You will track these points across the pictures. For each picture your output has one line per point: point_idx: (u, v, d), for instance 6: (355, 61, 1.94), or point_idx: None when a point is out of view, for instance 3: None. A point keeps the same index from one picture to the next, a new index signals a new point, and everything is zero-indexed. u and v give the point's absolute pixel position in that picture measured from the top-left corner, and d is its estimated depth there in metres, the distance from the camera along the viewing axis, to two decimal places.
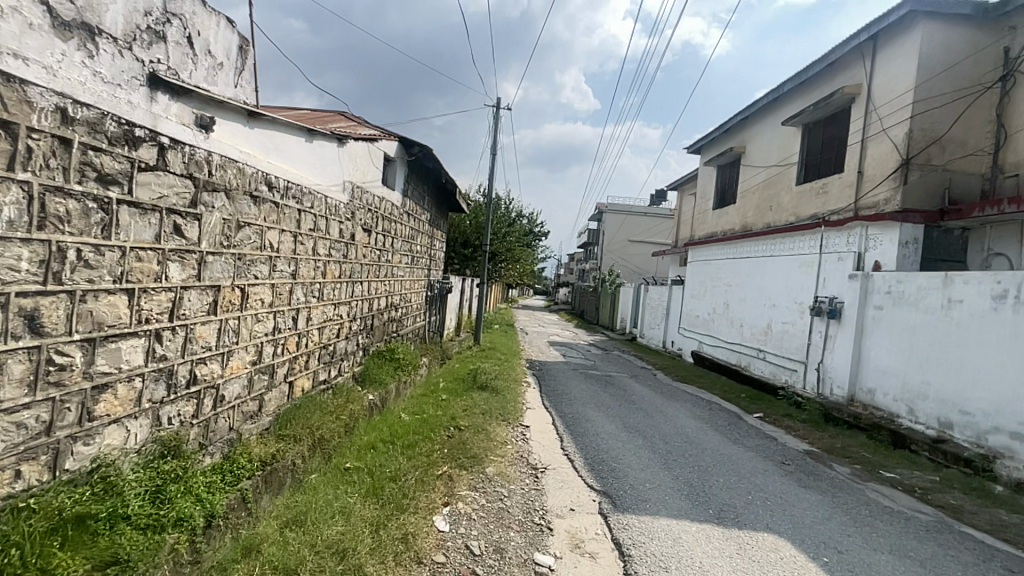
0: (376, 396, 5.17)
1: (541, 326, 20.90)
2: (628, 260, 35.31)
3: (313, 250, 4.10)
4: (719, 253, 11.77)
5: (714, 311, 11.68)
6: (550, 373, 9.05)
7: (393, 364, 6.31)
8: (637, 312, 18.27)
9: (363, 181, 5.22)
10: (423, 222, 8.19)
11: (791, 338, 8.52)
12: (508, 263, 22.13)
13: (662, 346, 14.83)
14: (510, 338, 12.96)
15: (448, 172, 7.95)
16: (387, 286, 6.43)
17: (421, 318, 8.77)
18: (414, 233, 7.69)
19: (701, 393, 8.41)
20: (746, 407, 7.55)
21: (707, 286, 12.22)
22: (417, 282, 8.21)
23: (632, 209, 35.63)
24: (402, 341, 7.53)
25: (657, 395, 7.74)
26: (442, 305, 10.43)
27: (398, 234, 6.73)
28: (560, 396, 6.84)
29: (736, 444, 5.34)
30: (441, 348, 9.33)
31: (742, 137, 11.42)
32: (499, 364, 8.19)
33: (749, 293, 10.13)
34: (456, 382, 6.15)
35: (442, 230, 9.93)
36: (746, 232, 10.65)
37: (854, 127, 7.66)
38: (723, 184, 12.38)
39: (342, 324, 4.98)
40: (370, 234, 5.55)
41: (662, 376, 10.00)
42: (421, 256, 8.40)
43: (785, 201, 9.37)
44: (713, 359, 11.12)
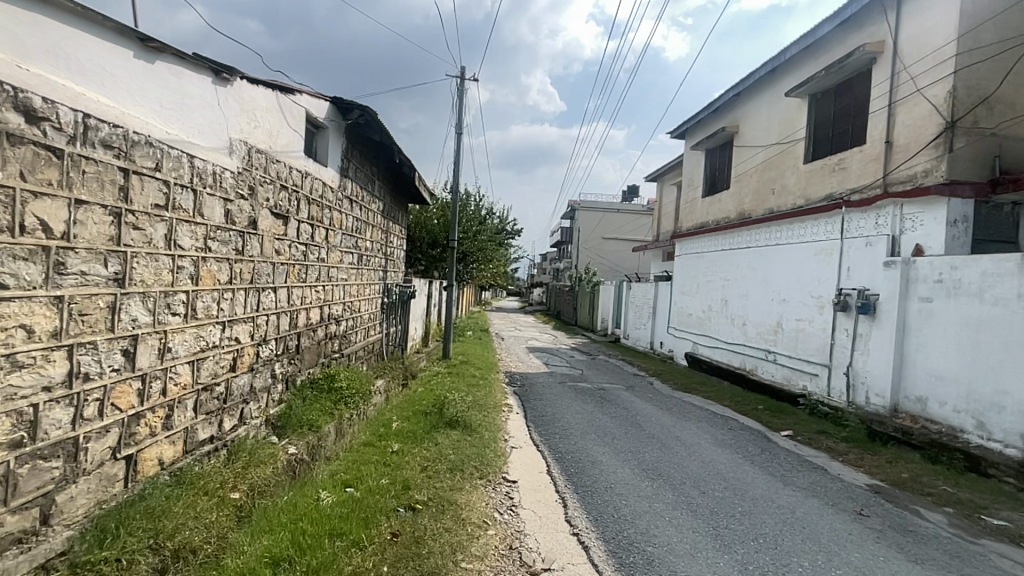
0: (298, 451, 3.63)
1: (518, 330, 19.53)
2: (604, 258, 34.35)
3: (165, 240, 2.55)
4: (713, 244, 10.65)
5: (710, 309, 10.54)
6: (534, 389, 7.62)
7: (331, 396, 4.76)
8: (620, 312, 17.09)
9: (272, 145, 3.67)
10: (374, 213, 6.64)
11: (809, 338, 7.41)
12: (480, 264, 20.69)
13: (650, 348, 13.67)
14: (485, 347, 11.50)
15: (402, 149, 6.40)
16: (322, 293, 4.89)
17: (377, 331, 7.22)
18: (361, 226, 6.14)
19: (712, 407, 7.17)
20: (769, 422, 6.37)
21: (700, 281, 11.09)
22: (368, 288, 6.66)
23: (607, 206, 34.71)
24: (350, 363, 5.97)
25: (666, 414, 6.44)
26: (404, 314, 8.88)
27: (336, 226, 5.19)
28: (553, 425, 5.40)
29: (790, 487, 4.04)
30: (403, 366, 7.77)
31: (733, 115, 10.36)
32: (473, 384, 6.71)
33: (753, 288, 9.00)
34: (417, 418, 4.63)
35: (400, 224, 8.39)
36: (745, 219, 9.54)
37: (878, 91, 6.61)
38: (712, 168, 11.31)
39: (242, 352, 3.42)
40: (288, 221, 4.01)
41: (660, 386, 8.76)
42: (373, 255, 6.85)
43: (791, 182, 8.29)
44: (712, 363, 9.99)
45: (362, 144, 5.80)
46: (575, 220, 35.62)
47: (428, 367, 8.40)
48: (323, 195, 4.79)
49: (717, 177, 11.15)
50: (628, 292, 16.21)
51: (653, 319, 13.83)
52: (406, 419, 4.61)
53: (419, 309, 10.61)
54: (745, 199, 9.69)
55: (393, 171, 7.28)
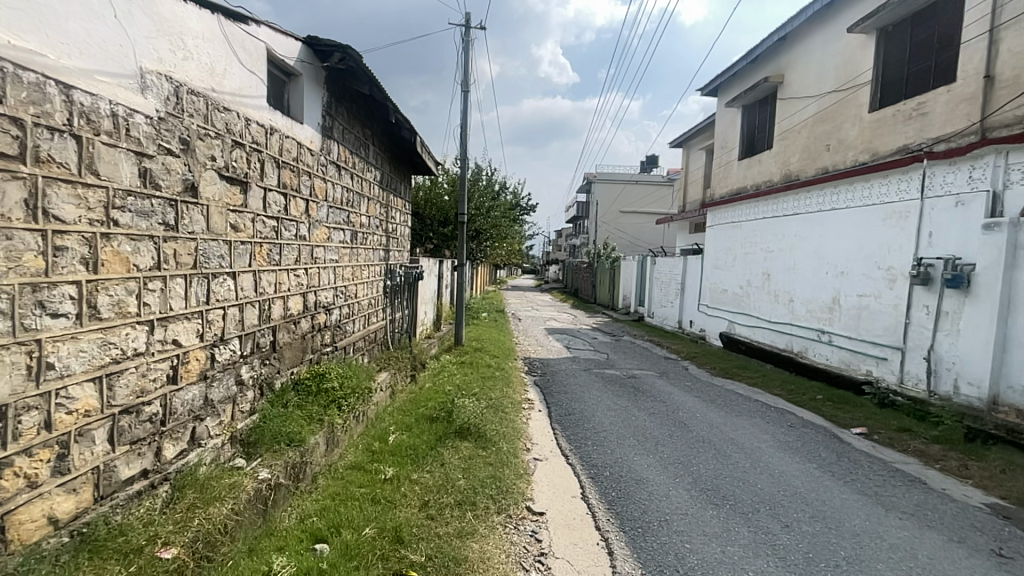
0: (269, 478, 2.89)
1: (535, 310, 18.76)
2: (622, 232, 33.05)
3: (25, 209, 1.74)
4: (752, 212, 9.53)
5: (748, 284, 9.53)
6: (557, 379, 6.81)
7: (319, 400, 4.01)
8: (643, 289, 16.09)
9: (215, 86, 2.80)
10: (369, 183, 5.77)
11: (876, 317, 6.40)
12: (494, 241, 19.78)
13: (678, 327, 12.73)
14: (502, 331, 10.74)
15: (398, 107, 5.49)
16: (304, 278, 4.08)
17: (379, 318, 6.46)
18: (353, 199, 5.29)
19: (759, 397, 6.28)
20: (833, 416, 5.46)
21: (737, 253, 10.03)
22: (367, 270, 5.86)
23: (625, 177, 33.22)
24: (347, 356, 5.21)
25: (710, 407, 5.58)
26: (411, 298, 8.10)
27: (318, 197, 4.34)
28: (583, 427, 4.59)
29: (893, 513, 3.16)
30: (411, 356, 7.03)
31: (778, 63, 9.08)
32: (488, 376, 5.93)
33: (802, 260, 7.95)
34: (420, 425, 3.86)
35: (402, 197, 7.53)
36: (791, 182, 8.40)
37: (976, 14, 5.38)
38: (751, 127, 10.09)
39: (189, 359, 2.65)
40: (248, 188, 3.16)
41: (696, 371, 7.86)
42: (371, 232, 6.03)
43: (852, 136, 7.13)
44: (752, 344, 9.03)
45: (348, 99, 4.90)
46: (592, 193, 34.26)
47: (439, 356, 7.66)
48: (299, 158, 3.92)
49: (757, 136, 9.93)
50: (652, 268, 15.17)
51: (681, 296, 12.83)
52: (408, 427, 3.84)
53: (428, 291, 9.83)
54: (792, 159, 8.53)
55: (390, 135, 6.39)
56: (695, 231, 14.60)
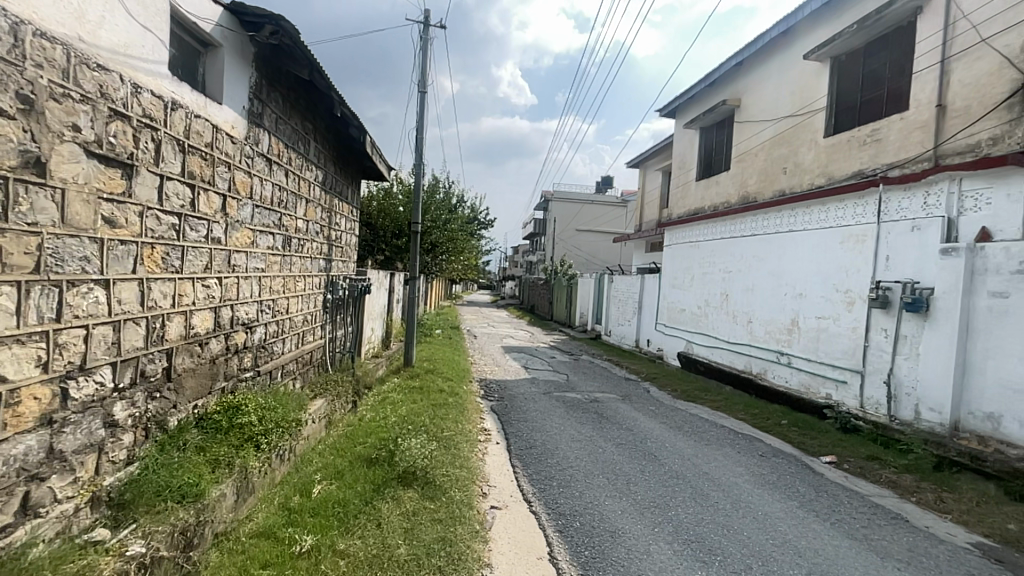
0: (140, 555, 2.16)
1: (491, 327, 18.25)
2: (578, 250, 33.35)
3: None
4: (710, 232, 9.56)
5: (707, 304, 9.48)
6: (515, 403, 6.27)
7: (228, 440, 3.27)
8: (600, 306, 15.97)
9: (85, 35, 2.13)
10: (308, 183, 5.09)
11: (835, 339, 6.38)
12: (450, 255, 19.17)
13: (636, 346, 12.59)
14: (457, 350, 10.13)
15: (344, 99, 4.89)
16: (216, 289, 3.36)
17: (317, 336, 5.71)
18: (288, 200, 4.60)
19: (724, 422, 6.04)
20: (800, 443, 5.27)
21: (695, 273, 10.00)
22: (303, 282, 5.14)
23: (582, 197, 33.70)
24: (273, 382, 4.46)
25: (678, 436, 5.23)
26: (357, 313, 7.37)
27: (240, 193, 3.64)
28: (546, 463, 4.07)
29: (890, 562, 2.85)
30: (354, 378, 6.30)
31: (735, 87, 9.25)
32: (440, 402, 5.31)
33: (760, 281, 7.94)
34: (355, 469, 3.21)
35: (349, 202, 6.85)
36: (749, 203, 8.46)
37: (928, 45, 5.53)
38: (709, 148, 10.21)
39: (18, 399, 1.91)
40: (134, 173, 2.47)
41: (658, 394, 7.60)
42: (310, 238, 5.32)
43: (808, 159, 7.22)
44: (711, 365, 8.92)
45: (284, 85, 4.26)
46: (549, 211, 34.47)
47: (386, 378, 6.95)
48: (215, 145, 3.24)
49: (714, 158, 10.04)
50: (609, 286, 15.09)
51: (639, 315, 12.74)
52: (339, 472, 3.17)
53: (377, 306, 9.08)
54: (750, 182, 8.60)
55: (335, 133, 5.75)
56: (652, 250, 14.69)
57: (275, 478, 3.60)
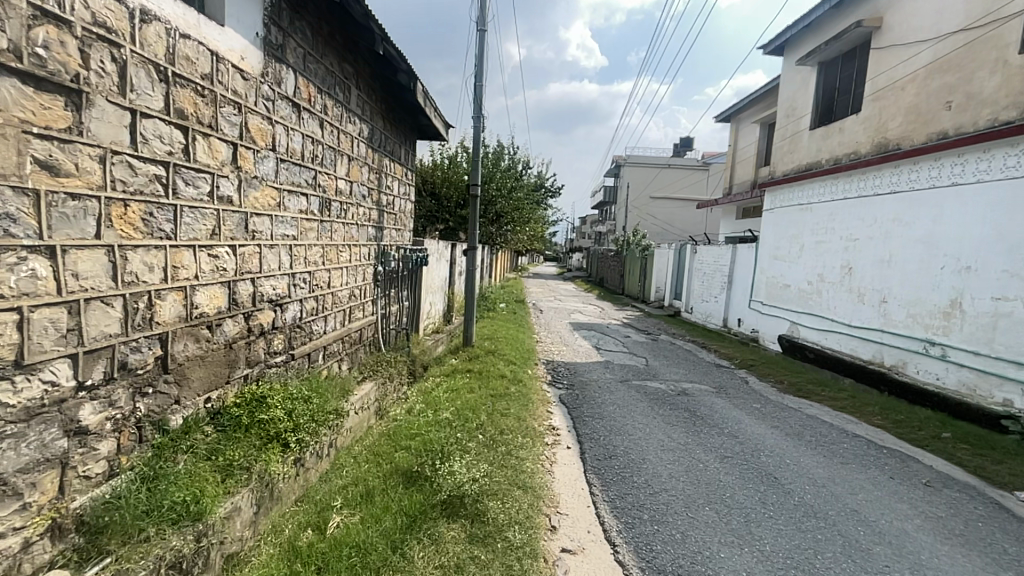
0: None
1: (557, 301, 17.40)
2: (652, 219, 31.11)
3: None
4: (829, 192, 7.82)
5: (820, 280, 7.88)
6: (588, 394, 5.42)
7: (249, 441, 2.74)
8: (680, 280, 14.45)
9: None
10: (350, 138, 4.42)
11: (1023, 329, 4.76)
12: (516, 225, 18.36)
13: (723, 327, 11.13)
14: (523, 327, 9.42)
15: (387, 35, 4.09)
16: (229, 260, 2.78)
17: (367, 312, 5.19)
18: (325, 156, 3.95)
19: (856, 429, 4.77)
20: (976, 468, 3.93)
21: (806, 243, 8.34)
22: (348, 253, 4.56)
23: (657, 161, 31.14)
24: (314, 366, 3.94)
25: (800, 449, 4.09)
26: (414, 286, 6.81)
27: (258, 143, 3.00)
28: (631, 482, 3.21)
29: None
30: (409, 358, 5.77)
31: (874, 4, 7.26)
32: (500, 391, 4.58)
33: (903, 252, 6.28)
34: (390, 491, 2.57)
35: (402, 164, 6.18)
36: (890, 153, 6.68)
37: None
38: (829, 88, 8.31)
39: None
40: (85, 103, 1.84)
41: (759, 386, 6.36)
42: (356, 204, 4.71)
43: (991, 86, 5.38)
44: (826, 353, 7.43)
45: (311, 14, 3.54)
46: (621, 178, 32.34)
47: (444, 357, 6.36)
48: (216, 78, 2.58)
49: (838, 99, 8.13)
50: (692, 257, 13.50)
51: (728, 291, 11.20)
52: (371, 494, 2.55)
53: (438, 279, 8.55)
54: (891, 125, 6.78)
55: (381, 81, 5.01)
56: (745, 216, 12.82)
57: (306, 482, 3.07)
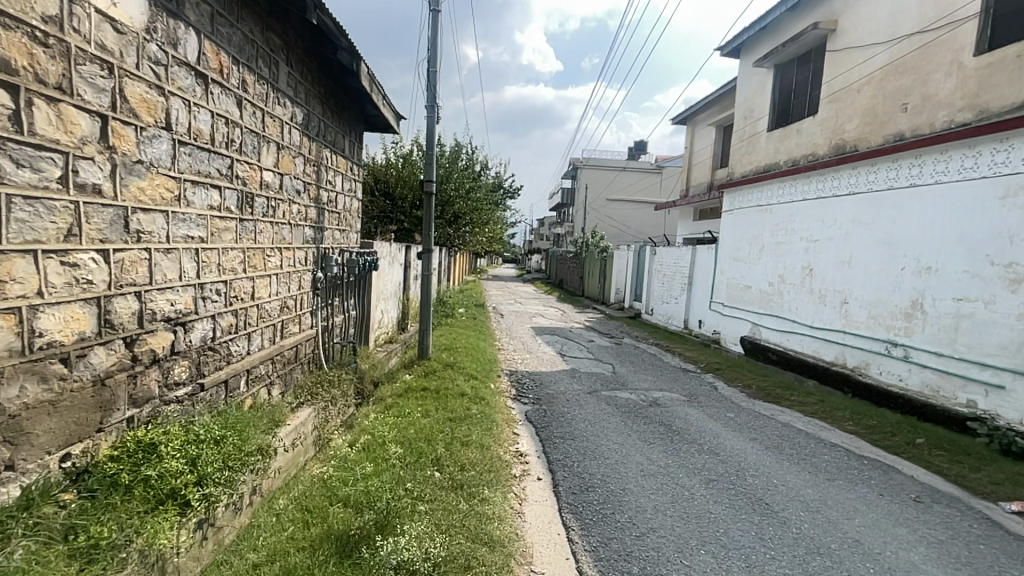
0: None
1: (517, 304, 17.04)
2: (609, 221, 31.45)
3: None
4: (789, 193, 7.82)
5: (781, 281, 7.87)
6: (556, 409, 4.99)
7: (129, 507, 2.07)
8: (640, 282, 14.41)
9: None
10: (278, 123, 3.76)
11: (984, 330, 4.77)
12: (475, 227, 17.82)
13: (684, 329, 11.09)
14: (483, 333, 8.93)
15: (323, 4, 3.47)
16: (98, 270, 2.10)
17: (305, 325, 4.52)
18: (245, 142, 3.28)
19: (833, 438, 4.59)
20: (956, 476, 3.80)
21: (766, 244, 8.33)
22: (279, 257, 3.89)
23: (614, 164, 31.55)
24: (233, 395, 3.26)
25: (785, 465, 3.82)
26: (362, 293, 6.16)
27: (143, 119, 2.31)
28: (614, 522, 2.78)
29: None
30: (357, 375, 5.14)
31: (830, 7, 7.30)
32: (460, 413, 4.06)
33: (864, 253, 6.28)
34: (322, 571, 2.02)
35: (347, 158, 5.51)
36: (848, 154, 6.70)
37: None
38: (786, 90, 8.34)
39: None
40: None
41: (729, 392, 6.17)
42: (289, 202, 4.04)
43: (947, 89, 5.41)
44: (788, 354, 7.39)
45: None
46: (579, 180, 32.54)
47: (397, 371, 5.76)
48: (69, 25, 1.91)
49: (794, 101, 8.18)
50: (651, 258, 13.48)
51: (688, 292, 11.18)
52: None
53: (390, 284, 7.89)
54: (848, 127, 6.81)
55: (319, 59, 4.36)
56: (703, 218, 12.93)
57: (215, 548, 2.43)
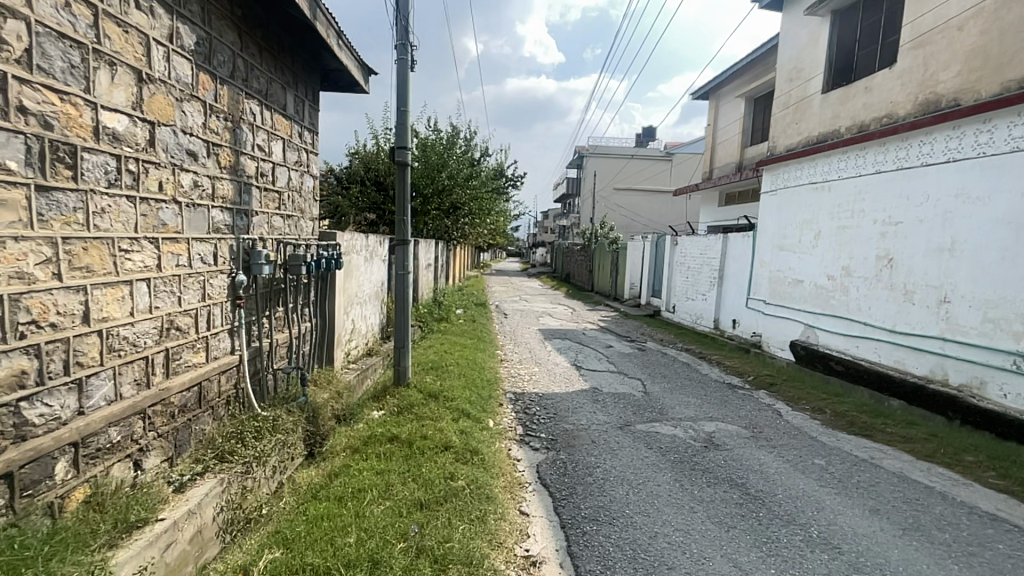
0: None
1: (522, 301, 15.66)
2: (617, 212, 29.92)
3: None
4: (856, 165, 6.33)
5: (846, 274, 6.40)
6: (578, 459, 3.59)
7: None
8: (659, 276, 12.95)
9: None
10: (136, 37, 2.33)
11: None
12: (475, 218, 16.43)
13: (715, 330, 9.64)
14: (483, 341, 7.54)
15: None
16: None
17: (217, 352, 3.13)
18: (40, 50, 1.86)
19: (984, 505, 3.16)
20: None
21: (824, 229, 6.85)
22: (152, 254, 2.50)
23: (621, 151, 29.96)
24: (36, 489, 1.90)
25: (953, 572, 2.40)
26: (319, 298, 4.74)
27: None
28: None
29: None
30: (306, 412, 3.77)
31: None
32: (437, 489, 2.66)
33: (975, 236, 4.80)
34: None
35: (293, 118, 4.10)
36: (946, 110, 5.20)
37: None
38: (851, 40, 6.81)
39: None
40: None
41: (800, 421, 4.74)
42: (175, 168, 2.66)
43: None
44: (860, 366, 5.95)
45: None
46: (584, 168, 31.00)
47: (367, 400, 4.38)
48: None
49: (861, 53, 6.66)
50: (672, 249, 12.00)
51: (719, 287, 9.71)
52: None
53: (369, 285, 6.52)
54: (944, 75, 5.31)
55: None
56: (732, 203, 11.45)
57: None
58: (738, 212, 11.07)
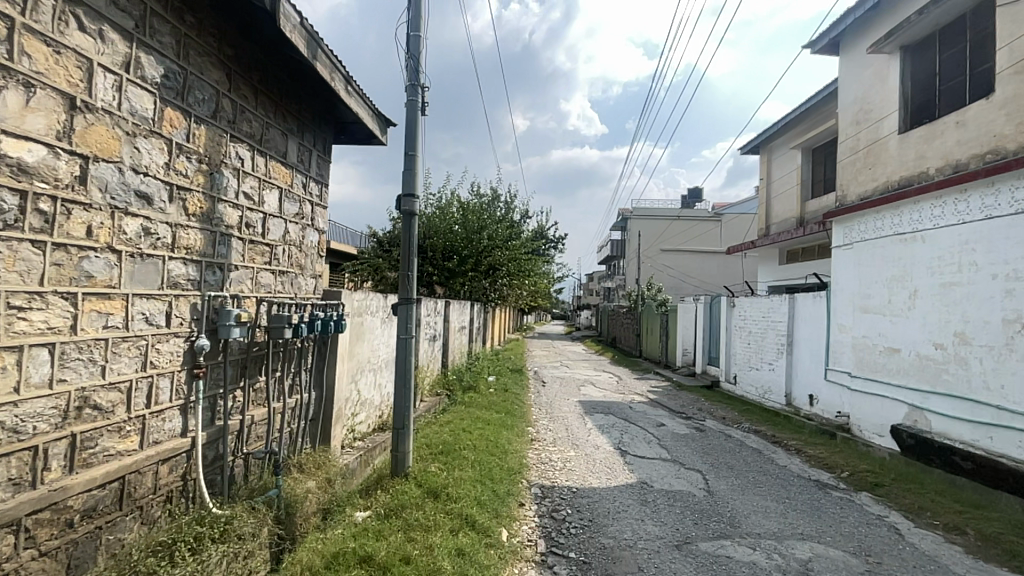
0: None
1: (563, 367, 14.62)
2: (665, 273, 28.77)
3: None
4: (957, 211, 5.28)
5: (960, 342, 5.13)
6: None
7: None
8: (715, 342, 11.66)
9: None
10: (71, 59, 2.00)
11: None
12: (514, 280, 15.99)
13: (788, 407, 8.21)
14: (512, 415, 6.66)
15: None
16: None
17: (160, 434, 2.54)
18: None
19: None
20: None
21: (920, 287, 5.68)
22: (62, 313, 2.00)
23: (666, 212, 29.35)
24: None
25: None
26: (315, 366, 4.17)
27: None
28: None
29: None
30: (275, 511, 3.06)
31: None
32: None
33: None
34: None
35: (295, 167, 3.80)
36: None
37: None
38: (932, 75, 6.06)
39: None
40: None
41: (932, 546, 3.45)
42: (117, 211, 2.24)
43: None
44: (1000, 465, 4.52)
45: None
46: (628, 230, 30.51)
47: (358, 493, 3.62)
48: None
49: (945, 87, 5.87)
50: (728, 312, 10.82)
51: (789, 356, 8.39)
52: None
53: (385, 350, 5.96)
54: None
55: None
56: (797, 260, 10.30)
57: None
58: (806, 270, 9.88)
